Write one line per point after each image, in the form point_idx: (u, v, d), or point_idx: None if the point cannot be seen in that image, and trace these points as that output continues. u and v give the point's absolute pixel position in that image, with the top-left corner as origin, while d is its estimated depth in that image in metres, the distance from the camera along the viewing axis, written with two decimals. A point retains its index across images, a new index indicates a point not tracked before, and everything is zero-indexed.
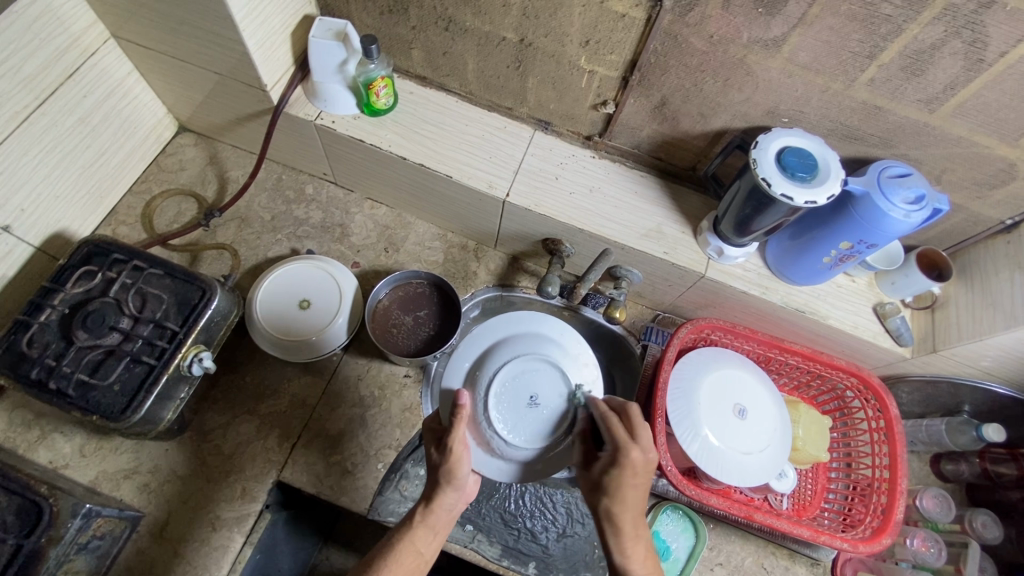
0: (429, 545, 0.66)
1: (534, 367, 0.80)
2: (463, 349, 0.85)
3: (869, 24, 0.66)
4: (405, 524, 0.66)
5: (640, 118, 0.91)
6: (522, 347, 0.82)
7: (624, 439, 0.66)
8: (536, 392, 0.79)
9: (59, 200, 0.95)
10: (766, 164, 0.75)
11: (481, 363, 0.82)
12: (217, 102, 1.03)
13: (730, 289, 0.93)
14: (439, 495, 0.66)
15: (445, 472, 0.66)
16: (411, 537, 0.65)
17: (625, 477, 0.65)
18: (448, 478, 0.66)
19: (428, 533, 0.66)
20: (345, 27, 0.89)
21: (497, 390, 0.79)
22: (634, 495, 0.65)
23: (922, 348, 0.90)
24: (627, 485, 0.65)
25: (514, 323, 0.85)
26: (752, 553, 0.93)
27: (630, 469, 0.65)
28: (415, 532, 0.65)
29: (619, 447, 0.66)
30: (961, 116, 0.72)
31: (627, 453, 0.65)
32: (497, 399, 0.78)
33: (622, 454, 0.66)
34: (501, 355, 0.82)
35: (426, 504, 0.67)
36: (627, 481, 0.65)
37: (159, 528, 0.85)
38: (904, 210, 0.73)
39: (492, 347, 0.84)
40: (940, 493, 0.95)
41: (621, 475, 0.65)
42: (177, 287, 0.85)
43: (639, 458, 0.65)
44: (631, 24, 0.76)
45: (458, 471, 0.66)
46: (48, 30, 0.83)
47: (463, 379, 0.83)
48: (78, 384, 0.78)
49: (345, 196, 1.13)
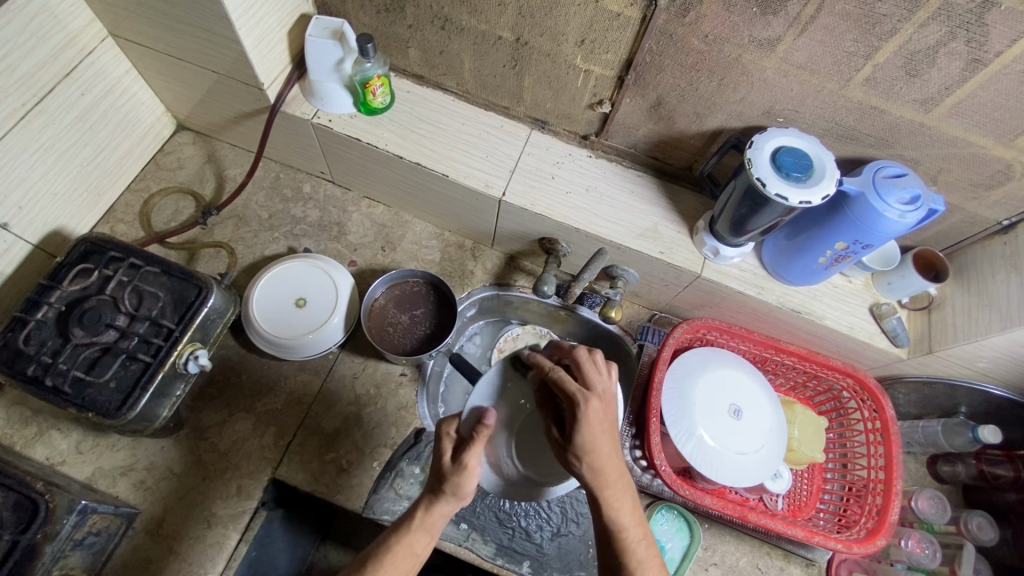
0: (425, 546, 0.66)
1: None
2: (499, 366, 0.76)
3: (864, 24, 0.66)
4: (403, 525, 0.66)
5: (636, 117, 0.91)
6: None
7: (580, 390, 0.64)
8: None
9: (56, 198, 0.95)
10: (761, 164, 0.75)
11: (512, 385, 0.75)
12: (214, 101, 1.03)
13: (726, 289, 0.93)
14: (440, 502, 0.66)
15: (452, 484, 0.65)
16: (410, 540, 0.65)
17: (592, 429, 0.64)
18: (453, 490, 0.65)
19: (425, 536, 0.66)
20: (341, 26, 0.89)
21: (528, 418, 0.74)
22: (603, 445, 0.64)
23: (919, 349, 0.90)
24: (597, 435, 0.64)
25: (558, 350, 0.77)
26: (747, 554, 0.93)
27: (596, 417, 0.64)
28: (413, 535, 0.65)
29: (575, 397, 0.64)
30: (957, 116, 0.72)
31: (585, 402, 0.63)
32: (524, 428, 0.74)
33: (582, 405, 0.64)
34: (538, 383, 0.74)
35: (425, 507, 0.66)
36: (596, 432, 0.64)
37: (154, 524, 0.86)
38: (899, 210, 0.73)
39: (533, 370, 0.75)
40: (936, 494, 0.94)
41: (589, 427, 0.64)
42: (173, 285, 0.86)
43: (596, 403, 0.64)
44: (627, 23, 0.76)
45: (465, 486, 0.65)
46: (46, 29, 0.83)
47: (490, 395, 0.74)
48: (74, 382, 0.78)
49: (343, 195, 1.13)
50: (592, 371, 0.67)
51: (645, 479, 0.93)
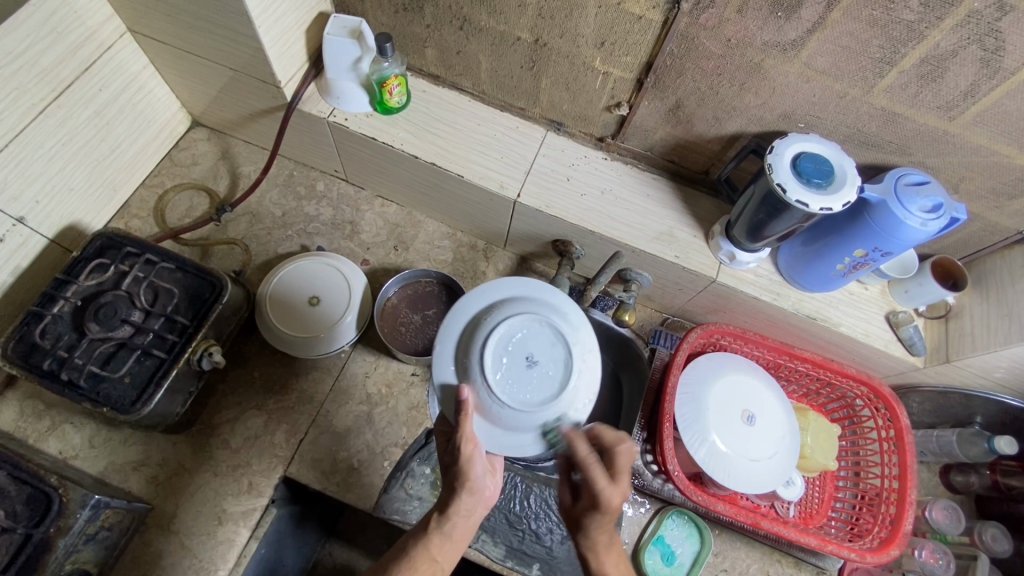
0: (446, 552, 0.63)
1: (522, 329, 0.72)
2: (439, 342, 0.74)
3: (889, 30, 0.65)
4: (420, 530, 0.63)
5: (653, 121, 0.90)
6: (500, 312, 0.73)
7: (605, 485, 0.62)
8: (531, 351, 0.72)
9: (73, 193, 0.95)
10: (781, 169, 0.74)
11: (464, 350, 0.72)
12: (231, 98, 1.03)
13: (741, 294, 0.92)
14: (455, 501, 0.64)
15: (457, 477, 0.64)
16: (426, 543, 0.62)
17: (605, 521, 0.64)
18: (461, 481, 0.64)
19: (444, 541, 0.63)
20: (360, 25, 0.90)
21: (494, 364, 0.70)
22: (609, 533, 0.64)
23: (935, 358, 0.89)
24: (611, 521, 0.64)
25: (484, 299, 0.75)
26: (757, 560, 0.93)
27: (612, 514, 0.63)
28: (430, 539, 0.62)
29: (601, 493, 0.62)
30: (981, 124, 0.71)
31: (609, 502, 0.62)
32: (499, 373, 0.70)
33: (603, 502, 0.62)
34: (484, 327, 0.72)
35: (441, 511, 0.64)
36: (610, 522, 0.63)
37: (165, 520, 0.86)
38: (921, 218, 0.73)
39: (473, 329, 0.73)
40: (950, 504, 0.94)
41: (601, 521, 0.63)
42: (188, 281, 0.86)
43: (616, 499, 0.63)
44: (648, 26, 0.76)
45: (470, 474, 0.64)
46: (65, 25, 0.83)
47: (453, 373, 0.72)
48: (89, 376, 0.78)
49: (356, 194, 1.13)
50: (623, 462, 0.65)
51: (656, 484, 0.92)
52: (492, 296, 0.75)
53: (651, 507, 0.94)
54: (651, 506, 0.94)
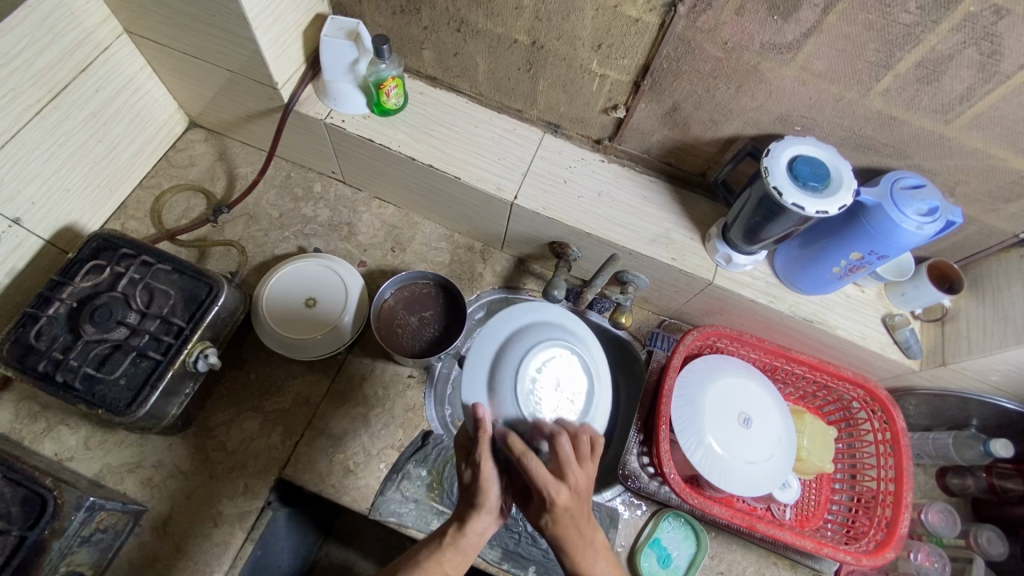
0: (456, 568, 0.60)
1: (549, 354, 0.77)
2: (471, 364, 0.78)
3: (885, 34, 0.65)
4: (433, 542, 0.61)
5: (650, 123, 0.90)
6: (528, 338, 0.78)
7: (547, 484, 0.57)
8: (558, 377, 0.76)
9: (69, 194, 0.95)
10: (777, 172, 0.74)
11: (494, 372, 0.76)
12: (228, 99, 1.03)
13: (737, 297, 0.92)
14: (472, 517, 0.61)
15: (475, 492, 0.62)
16: (438, 559, 0.59)
17: (562, 520, 0.57)
18: (480, 497, 0.61)
19: (457, 556, 0.60)
20: (357, 26, 0.90)
21: (524, 384, 0.74)
22: (582, 532, 0.58)
23: (931, 361, 0.89)
24: (571, 518, 0.57)
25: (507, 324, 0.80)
26: (754, 563, 0.93)
27: (565, 513, 0.57)
28: (443, 553, 0.60)
29: (545, 492, 0.57)
30: (977, 128, 0.71)
31: (554, 501, 0.57)
32: (529, 393, 0.73)
33: (549, 500, 0.57)
34: (514, 350, 0.77)
35: (457, 525, 0.62)
36: (569, 523, 0.57)
37: (160, 522, 0.86)
38: (917, 221, 0.73)
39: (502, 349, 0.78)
40: (945, 507, 0.94)
41: (554, 522, 0.57)
42: (184, 283, 0.86)
43: (567, 495, 0.58)
44: (645, 28, 0.76)
45: (490, 493, 0.62)
46: (61, 25, 0.83)
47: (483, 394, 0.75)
48: (84, 378, 0.78)
49: (353, 195, 1.13)
50: (568, 454, 0.60)
51: (652, 486, 0.93)
52: (518, 324, 0.80)
53: (647, 509, 0.95)
54: (647, 509, 0.95)
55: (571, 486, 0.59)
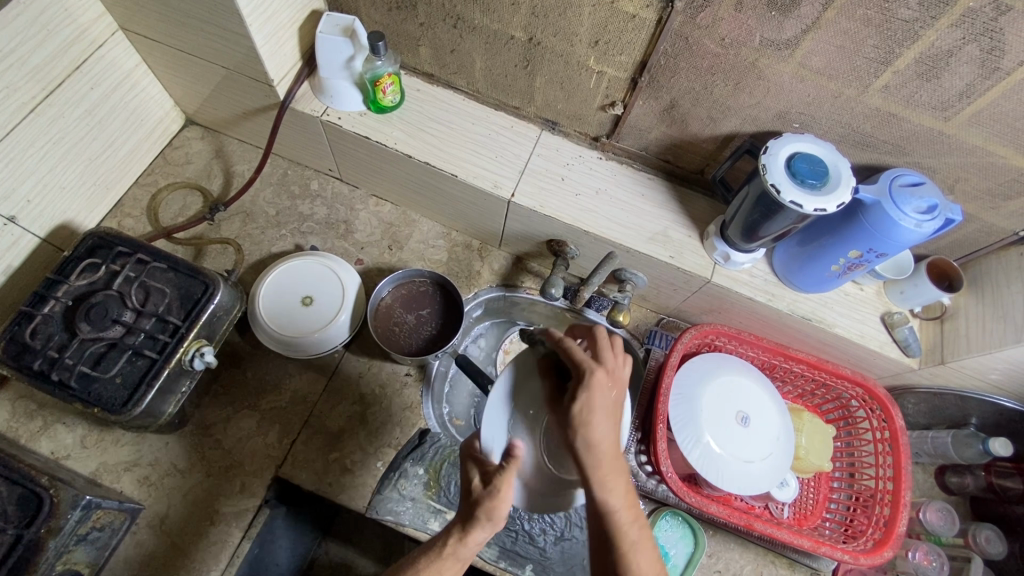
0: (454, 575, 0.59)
1: None
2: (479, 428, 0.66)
3: (884, 29, 0.64)
4: (432, 551, 0.59)
5: (648, 120, 0.90)
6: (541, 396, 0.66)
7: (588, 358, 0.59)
8: None
9: (65, 191, 0.95)
10: (775, 170, 0.73)
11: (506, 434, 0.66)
12: (224, 97, 1.03)
13: (735, 295, 0.92)
14: (474, 528, 0.58)
15: (487, 509, 0.58)
16: (438, 567, 0.57)
17: (594, 395, 0.57)
18: (488, 515, 0.58)
19: (454, 565, 0.58)
20: (353, 23, 0.89)
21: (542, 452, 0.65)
22: (608, 417, 0.57)
23: (931, 360, 0.89)
24: (603, 396, 0.58)
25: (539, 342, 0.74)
26: (751, 561, 0.92)
27: (598, 385, 0.58)
28: (441, 563, 0.58)
29: (581, 364, 0.59)
30: (976, 125, 0.71)
31: (591, 370, 0.58)
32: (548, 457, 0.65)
33: (587, 373, 0.58)
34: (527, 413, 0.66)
35: (458, 535, 0.59)
36: (599, 403, 0.57)
37: (158, 521, 0.86)
38: (915, 219, 0.72)
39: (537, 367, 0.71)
40: (944, 505, 0.94)
41: (587, 398, 0.57)
42: (180, 281, 0.86)
43: (603, 377, 0.58)
44: (642, 25, 0.75)
45: (499, 511, 0.58)
46: (56, 22, 0.83)
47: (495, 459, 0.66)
48: (80, 377, 0.78)
49: (350, 193, 1.13)
50: (607, 349, 0.62)
51: (650, 485, 0.92)
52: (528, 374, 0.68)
53: (645, 507, 0.94)
54: (644, 507, 0.94)
55: (605, 368, 0.60)
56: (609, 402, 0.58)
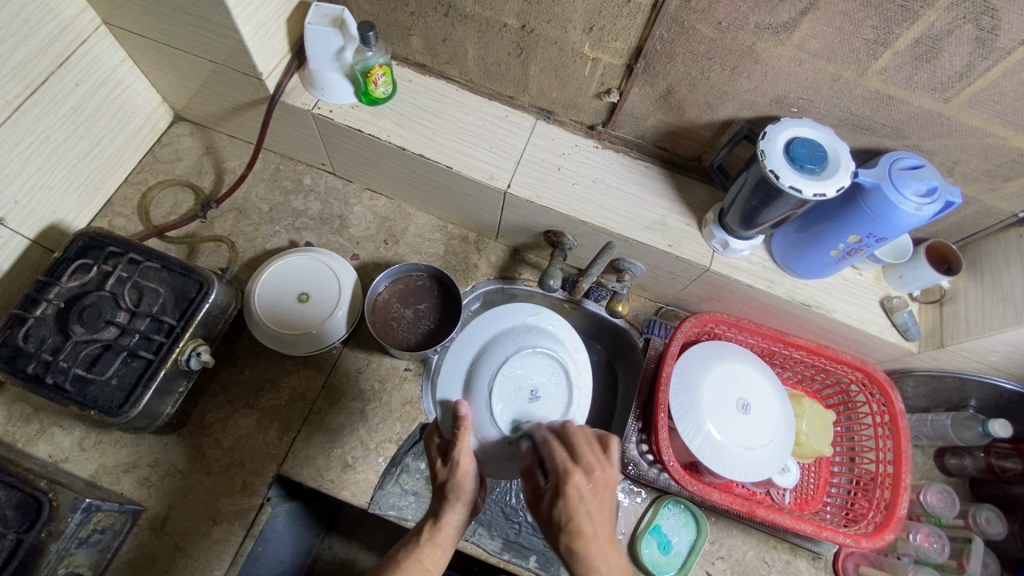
0: (436, 562, 0.64)
1: (525, 360, 0.84)
2: (455, 358, 0.86)
3: (883, 10, 0.63)
4: (412, 541, 0.65)
5: (644, 107, 0.89)
6: (521, 339, 0.85)
7: (565, 462, 0.64)
8: (536, 387, 0.82)
9: (52, 191, 0.93)
10: (774, 156, 0.73)
11: (480, 366, 0.84)
12: (213, 92, 1.01)
13: (734, 282, 0.91)
14: (447, 510, 0.66)
15: (452, 486, 0.67)
16: (419, 555, 0.63)
17: (573, 503, 0.62)
18: (455, 492, 0.67)
19: (435, 550, 0.65)
20: (342, 13, 0.87)
21: (499, 386, 0.81)
22: (591, 521, 0.61)
23: (930, 343, 0.89)
24: (585, 500, 0.62)
25: (497, 319, 0.88)
26: (754, 547, 0.93)
27: (576, 495, 0.62)
28: (423, 549, 0.64)
29: (560, 472, 0.64)
30: (976, 106, 0.70)
31: (568, 478, 0.62)
32: (501, 396, 0.81)
33: (565, 479, 0.63)
34: (498, 353, 0.84)
35: (434, 520, 0.66)
36: (577, 507, 0.61)
37: (159, 521, 0.85)
38: (915, 203, 0.72)
39: (482, 350, 0.86)
40: (945, 488, 0.95)
41: (567, 504, 0.62)
42: (174, 280, 0.84)
43: (581, 481, 0.63)
44: (637, 9, 0.74)
45: (465, 486, 0.67)
46: (37, 18, 0.81)
47: (458, 388, 0.83)
48: (75, 379, 0.77)
49: (344, 187, 1.12)
50: (585, 447, 0.67)
51: (651, 473, 0.93)
52: (514, 322, 0.88)
53: (647, 496, 0.94)
54: (647, 495, 0.94)
55: (586, 471, 0.64)
56: (591, 507, 0.62)
